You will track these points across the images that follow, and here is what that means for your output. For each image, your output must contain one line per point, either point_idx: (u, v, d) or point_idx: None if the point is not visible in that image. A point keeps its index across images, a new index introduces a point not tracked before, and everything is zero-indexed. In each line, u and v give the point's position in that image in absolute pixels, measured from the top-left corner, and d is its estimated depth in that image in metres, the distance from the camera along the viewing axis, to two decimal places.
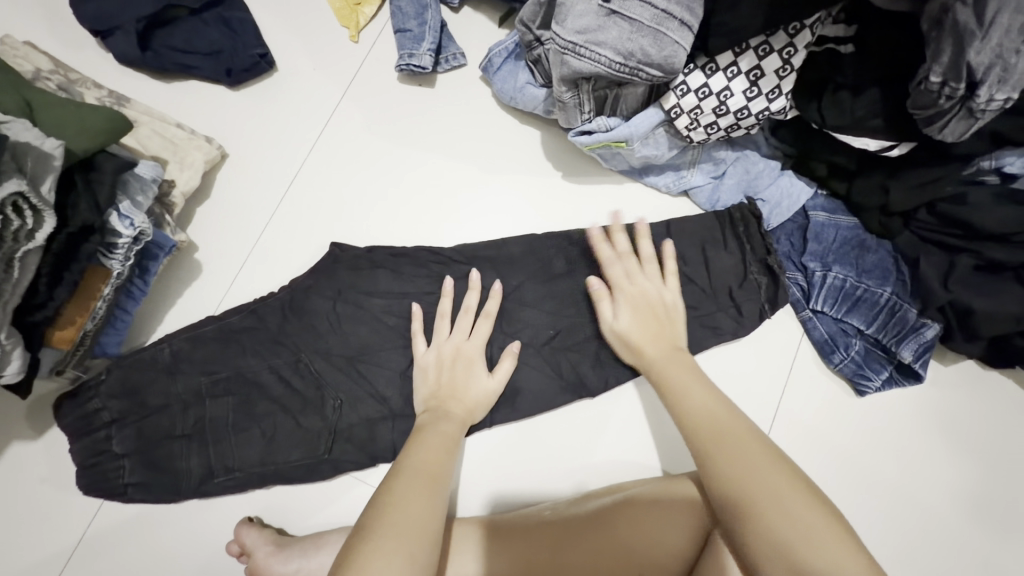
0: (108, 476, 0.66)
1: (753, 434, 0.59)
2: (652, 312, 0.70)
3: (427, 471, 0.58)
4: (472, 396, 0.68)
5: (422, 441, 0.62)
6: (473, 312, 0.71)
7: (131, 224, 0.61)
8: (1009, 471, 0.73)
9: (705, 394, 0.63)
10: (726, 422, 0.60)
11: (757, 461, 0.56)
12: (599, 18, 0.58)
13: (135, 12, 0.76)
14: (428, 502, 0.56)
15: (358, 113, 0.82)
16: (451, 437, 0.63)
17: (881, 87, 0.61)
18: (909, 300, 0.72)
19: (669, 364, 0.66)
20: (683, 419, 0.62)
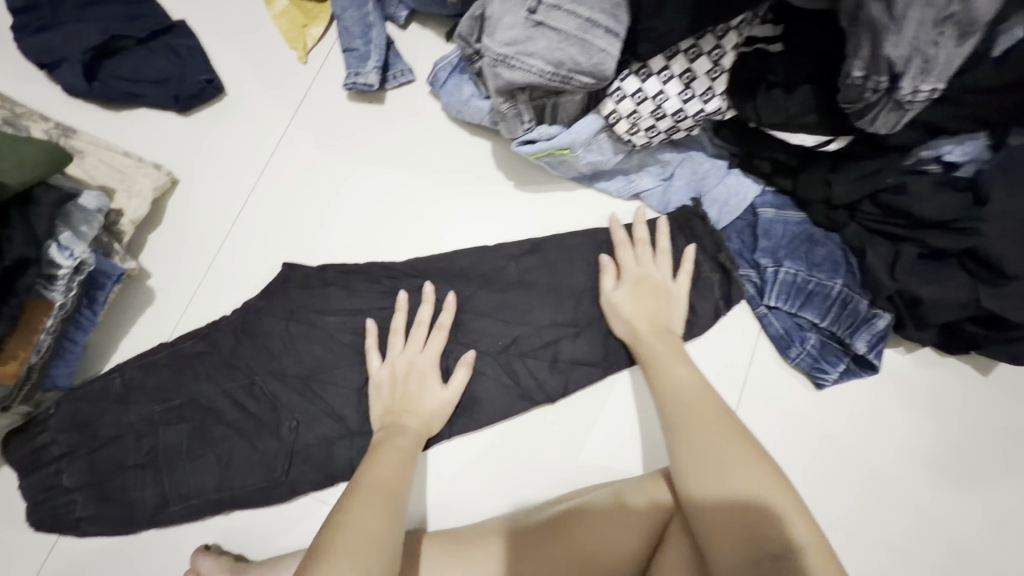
0: (59, 513, 0.66)
1: (729, 427, 0.59)
2: (651, 295, 0.72)
3: (384, 485, 0.58)
4: (427, 408, 0.68)
5: (381, 455, 0.62)
6: (425, 325, 0.71)
7: (71, 255, 0.61)
8: (987, 461, 0.73)
9: (688, 383, 0.64)
10: (701, 413, 0.60)
11: (727, 451, 0.57)
12: (527, 30, 0.58)
13: (79, 44, 0.77)
14: (386, 515, 0.55)
15: (308, 133, 0.82)
16: (407, 452, 0.63)
17: (812, 85, 0.62)
18: (860, 291, 0.73)
19: (659, 345, 0.68)
20: (663, 407, 0.63)
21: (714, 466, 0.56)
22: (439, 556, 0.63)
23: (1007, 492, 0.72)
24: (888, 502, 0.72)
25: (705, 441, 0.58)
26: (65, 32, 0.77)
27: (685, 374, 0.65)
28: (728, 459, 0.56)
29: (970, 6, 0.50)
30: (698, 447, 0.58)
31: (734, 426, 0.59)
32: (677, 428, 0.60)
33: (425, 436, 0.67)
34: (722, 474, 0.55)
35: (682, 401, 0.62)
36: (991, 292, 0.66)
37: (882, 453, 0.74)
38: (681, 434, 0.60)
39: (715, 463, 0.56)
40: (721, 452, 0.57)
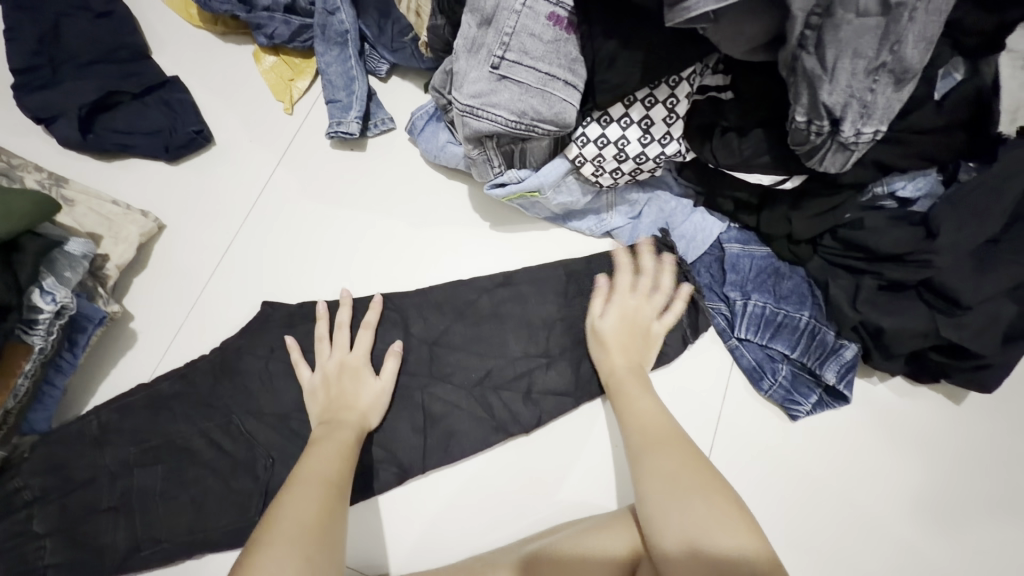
0: (26, 559, 0.64)
1: (697, 458, 0.61)
2: (632, 328, 0.74)
3: (325, 479, 0.60)
4: (363, 402, 0.70)
5: (319, 452, 0.63)
6: (348, 327, 0.75)
7: (52, 300, 0.63)
8: (967, 490, 0.73)
9: (655, 414, 0.66)
10: (670, 443, 0.62)
11: (684, 477, 0.58)
12: (491, 83, 0.62)
13: (77, 101, 0.82)
14: (321, 513, 0.56)
15: (292, 178, 0.86)
16: (349, 445, 0.65)
17: (763, 128, 0.66)
18: (827, 323, 0.75)
19: (629, 377, 0.71)
20: (632, 435, 0.65)
21: (670, 492, 0.57)
22: None
23: (990, 520, 0.72)
24: (869, 539, 0.72)
25: (664, 468, 0.59)
26: (64, 90, 0.82)
27: (651, 405, 0.68)
28: (684, 485, 0.57)
29: (900, 55, 0.54)
30: (663, 470, 0.59)
31: (689, 455, 0.61)
32: (644, 455, 0.62)
33: (361, 429, 0.68)
34: (678, 500, 0.56)
35: (646, 432, 0.65)
36: (949, 322, 0.67)
37: (857, 489, 0.74)
38: (648, 461, 0.61)
39: (681, 488, 0.57)
40: (683, 478, 0.58)
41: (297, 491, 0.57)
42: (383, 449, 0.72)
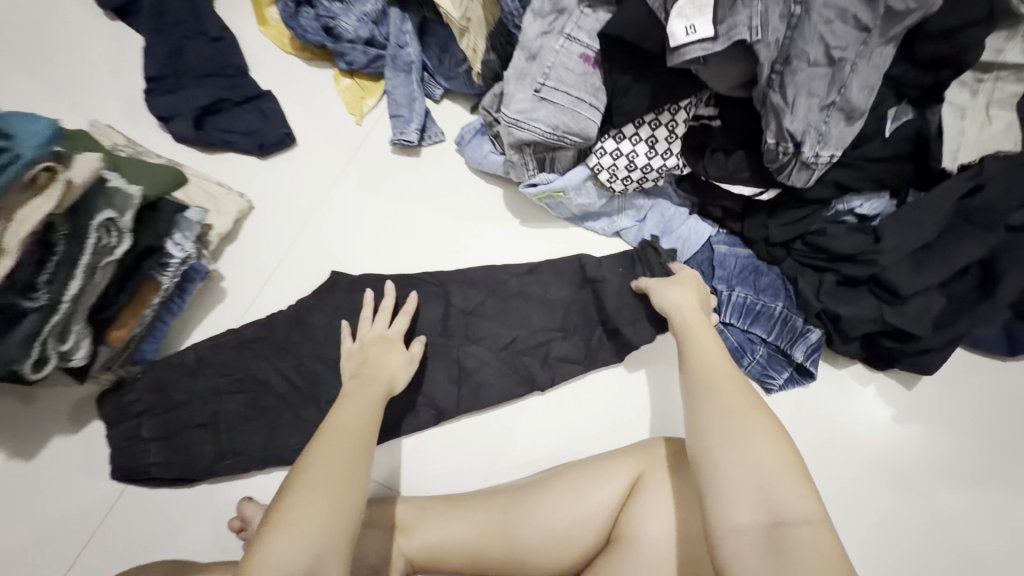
0: (135, 459, 0.80)
1: (757, 407, 0.66)
2: (703, 291, 0.85)
3: (351, 428, 0.69)
4: (391, 365, 0.82)
5: (348, 404, 0.73)
6: (389, 311, 0.86)
7: (182, 250, 0.79)
8: (914, 458, 0.89)
9: (715, 359, 0.72)
10: (730, 389, 0.67)
11: (755, 429, 0.63)
12: (533, 103, 0.81)
13: (194, 104, 1.01)
14: (347, 460, 0.65)
15: (360, 175, 1.04)
16: (375, 400, 0.75)
17: (745, 150, 0.84)
18: (796, 311, 0.91)
19: (694, 328, 0.77)
20: (692, 373, 0.71)
21: (739, 440, 0.62)
22: (445, 509, 0.76)
23: (932, 480, 0.88)
24: (843, 501, 0.87)
25: (730, 417, 0.64)
26: (184, 96, 1.02)
27: (716, 355, 0.73)
28: (754, 442, 0.62)
29: (846, 97, 0.72)
30: (715, 415, 0.65)
31: (753, 402, 0.66)
32: (698, 399, 0.68)
33: (389, 389, 0.79)
34: (746, 447, 0.61)
35: (711, 377, 0.70)
36: (893, 310, 0.84)
37: (834, 459, 0.89)
38: (705, 403, 0.67)
39: (741, 431, 0.62)
40: (741, 423, 0.63)
41: (327, 444, 0.66)
42: (425, 395, 0.88)
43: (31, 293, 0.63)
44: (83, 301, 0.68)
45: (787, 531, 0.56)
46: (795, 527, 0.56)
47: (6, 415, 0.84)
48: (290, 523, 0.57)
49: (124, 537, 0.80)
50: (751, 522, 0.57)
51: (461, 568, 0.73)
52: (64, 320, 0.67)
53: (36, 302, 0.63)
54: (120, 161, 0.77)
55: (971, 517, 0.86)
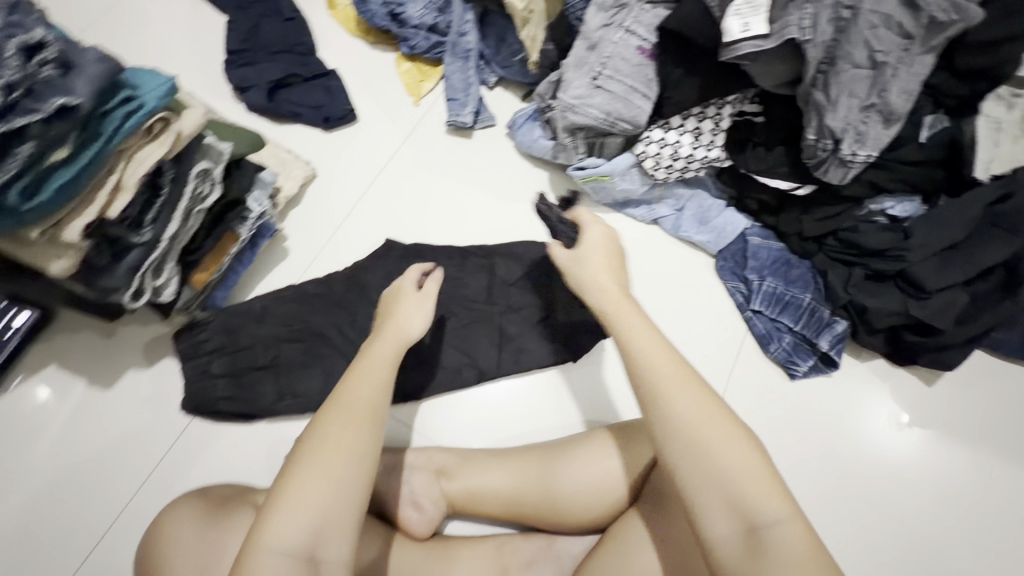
0: (205, 393, 0.87)
1: (717, 407, 0.57)
2: (613, 254, 0.75)
3: (363, 404, 0.64)
4: (402, 318, 0.76)
5: (362, 376, 0.67)
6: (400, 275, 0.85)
7: (260, 205, 0.87)
8: (929, 450, 0.93)
9: (656, 351, 0.61)
10: (681, 393, 0.57)
11: (715, 431, 0.56)
12: (589, 90, 0.87)
13: (268, 77, 1.09)
14: (345, 437, 0.60)
15: (415, 152, 1.11)
16: (386, 369, 0.69)
17: (785, 146, 0.89)
18: (824, 304, 0.95)
19: (626, 316, 0.65)
20: (632, 375, 0.60)
21: (705, 451, 0.55)
22: (486, 459, 0.82)
23: (945, 472, 0.92)
24: (859, 486, 0.91)
25: (690, 419, 0.56)
26: (259, 69, 1.10)
27: (652, 346, 0.61)
28: (722, 446, 0.55)
29: (885, 100, 0.77)
30: (673, 426, 0.56)
31: (710, 401, 0.57)
32: (649, 407, 0.58)
33: (404, 342, 0.74)
34: (711, 454, 0.54)
35: (659, 368, 0.59)
36: (917, 304, 0.88)
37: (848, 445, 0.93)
38: (658, 414, 0.57)
39: (704, 442, 0.55)
40: (700, 432, 0.55)
41: (333, 422, 0.61)
42: (466, 356, 0.94)
43: (137, 230, 0.70)
44: (176, 243, 0.76)
45: (762, 535, 0.52)
46: (769, 530, 0.52)
47: (88, 348, 0.92)
48: (288, 511, 0.55)
49: (185, 465, 0.86)
50: (730, 532, 0.53)
51: (496, 510, 0.80)
52: (160, 256, 0.74)
53: (142, 238, 0.70)
54: (210, 120, 0.84)
55: (978, 506, 0.90)
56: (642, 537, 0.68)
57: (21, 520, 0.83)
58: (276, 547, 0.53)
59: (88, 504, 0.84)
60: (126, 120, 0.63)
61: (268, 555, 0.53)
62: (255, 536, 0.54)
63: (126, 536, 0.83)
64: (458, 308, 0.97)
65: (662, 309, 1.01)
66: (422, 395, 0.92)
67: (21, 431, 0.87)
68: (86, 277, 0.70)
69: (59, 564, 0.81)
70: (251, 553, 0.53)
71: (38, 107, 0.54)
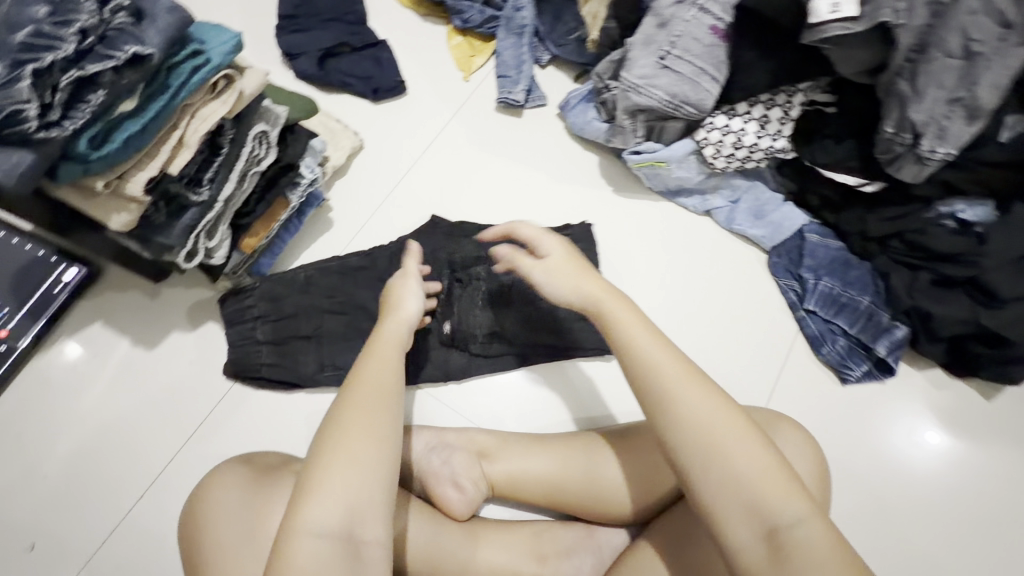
0: (249, 359, 0.87)
1: (727, 408, 0.58)
2: (573, 256, 0.72)
3: (381, 390, 0.63)
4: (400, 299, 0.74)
5: (374, 362, 0.66)
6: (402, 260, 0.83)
7: (311, 172, 0.85)
8: (984, 466, 0.89)
9: (660, 351, 0.61)
10: (690, 394, 0.58)
11: (727, 433, 0.56)
12: (655, 70, 0.84)
13: (319, 45, 1.07)
14: (365, 421, 0.60)
15: (464, 129, 1.08)
16: (394, 356, 0.68)
17: (855, 139, 0.85)
18: (883, 307, 0.91)
19: (621, 316, 0.65)
20: (637, 377, 0.61)
21: (719, 455, 0.55)
22: (525, 446, 0.81)
23: (1000, 490, 0.88)
24: (908, 496, 0.88)
25: (698, 423, 0.57)
26: (310, 37, 1.08)
27: (656, 348, 0.62)
28: (734, 450, 0.55)
29: (974, 95, 0.71)
30: (682, 429, 0.57)
31: (719, 402, 0.58)
32: (656, 411, 0.59)
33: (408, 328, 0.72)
34: (723, 458, 0.55)
35: (662, 374, 0.60)
36: (988, 313, 0.83)
37: (898, 455, 0.90)
38: (668, 417, 0.58)
39: (715, 445, 0.56)
40: (712, 437, 0.56)
41: (350, 410, 0.60)
42: (507, 338, 0.92)
43: (195, 188, 0.69)
44: (230, 206, 0.76)
45: (782, 536, 0.52)
46: (788, 530, 0.52)
47: (133, 308, 0.92)
48: (324, 495, 0.54)
49: (226, 429, 0.87)
50: (750, 535, 0.53)
51: (538, 496, 0.78)
52: (214, 219, 0.73)
53: (199, 198, 0.69)
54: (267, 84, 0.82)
55: None
56: (691, 530, 0.68)
57: (64, 474, 0.83)
58: (313, 529, 0.53)
59: (129, 463, 0.84)
60: (193, 75, 0.61)
61: (305, 535, 0.53)
62: (287, 521, 0.54)
63: (167, 496, 0.83)
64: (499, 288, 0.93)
65: (711, 303, 0.97)
66: (463, 375, 0.91)
67: (68, 387, 0.87)
68: (142, 233, 0.69)
69: (100, 520, 0.82)
70: (290, 533, 0.53)
71: (111, 55, 0.53)
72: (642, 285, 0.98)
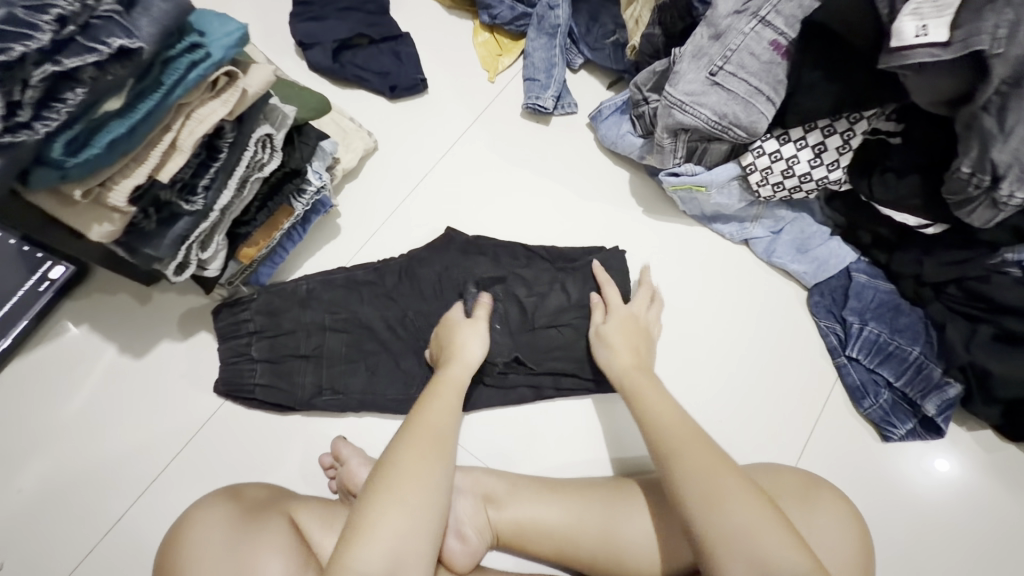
0: (242, 378, 0.80)
1: (727, 465, 0.60)
2: (635, 331, 0.80)
3: (437, 433, 0.64)
4: (461, 338, 0.77)
5: (435, 404, 0.68)
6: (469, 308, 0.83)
7: (319, 179, 0.78)
8: None
9: (670, 411, 0.68)
10: (695, 447, 0.62)
11: (733, 490, 0.57)
12: (704, 87, 0.76)
13: (334, 35, 0.98)
14: (421, 462, 0.60)
15: (486, 135, 1.00)
16: (455, 399, 0.70)
17: (921, 175, 0.76)
18: (935, 361, 0.83)
19: (640, 383, 0.73)
20: (651, 433, 0.66)
21: (727, 506, 0.56)
22: (539, 491, 0.74)
23: None
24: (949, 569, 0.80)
25: (709, 478, 0.58)
26: (325, 24, 0.99)
27: (670, 411, 0.68)
28: (734, 497, 0.57)
29: None
30: (692, 478, 0.59)
31: (722, 462, 0.60)
32: (669, 462, 0.62)
33: (467, 371, 0.74)
34: (728, 507, 0.56)
35: (673, 429, 0.65)
36: None
37: (939, 523, 0.82)
38: (677, 468, 0.61)
39: (724, 496, 0.57)
40: (720, 490, 0.57)
41: (409, 448, 0.62)
42: (528, 368, 0.84)
43: (190, 196, 0.62)
44: (228, 214, 0.69)
45: None
46: None
47: (123, 313, 0.85)
48: (374, 535, 0.55)
49: (214, 451, 0.81)
50: None
51: (547, 549, 0.72)
52: (209, 228, 0.67)
53: (193, 207, 0.63)
54: (276, 81, 0.75)
55: None
56: None
57: (40, 489, 0.78)
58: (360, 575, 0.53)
59: (110, 482, 0.79)
60: (190, 71, 0.54)
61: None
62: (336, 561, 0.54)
63: (149, 520, 0.78)
64: (518, 312, 0.84)
65: (744, 342, 0.90)
66: (470, 407, 0.84)
67: (48, 394, 0.81)
68: (127, 243, 0.62)
69: (76, 543, 0.76)
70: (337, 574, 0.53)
71: (94, 48, 0.46)
72: (669, 317, 0.90)
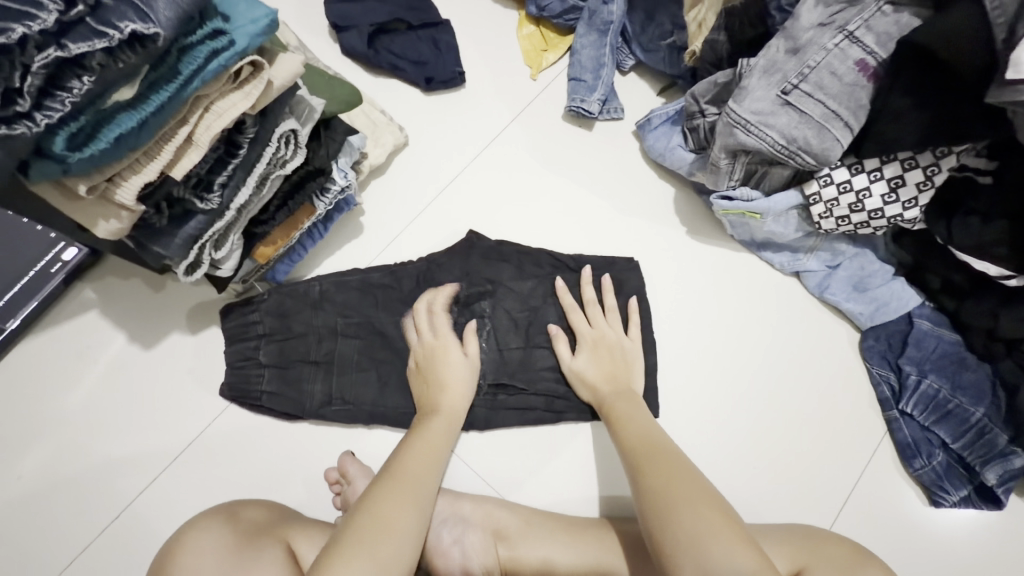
0: (251, 382, 0.77)
1: (687, 472, 0.62)
2: (607, 352, 0.77)
3: (414, 472, 0.64)
4: (446, 367, 0.74)
5: (415, 447, 0.67)
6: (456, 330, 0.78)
7: (344, 177, 0.73)
8: None
9: (645, 426, 0.69)
10: (661, 457, 0.64)
11: (684, 494, 0.58)
12: (774, 106, 0.69)
13: (370, 18, 0.92)
14: (394, 505, 0.60)
15: (522, 135, 0.94)
16: (438, 444, 0.69)
17: (1010, 221, 0.67)
18: (1001, 426, 0.75)
19: (619, 399, 0.73)
20: (623, 445, 0.68)
21: (677, 505, 0.57)
22: (552, 530, 0.70)
23: None
24: None
25: (668, 485, 0.60)
26: (362, 7, 0.93)
27: (645, 427, 0.69)
28: (678, 503, 0.57)
29: None
30: (655, 483, 0.61)
31: (678, 467, 0.62)
32: (637, 474, 0.63)
33: (442, 401, 0.73)
34: (674, 510, 0.57)
35: (640, 455, 0.65)
36: None
37: None
38: (640, 476, 0.63)
39: (671, 500, 0.58)
40: (670, 493, 0.58)
41: (383, 492, 0.61)
42: (517, 388, 0.78)
43: (204, 194, 0.57)
44: (245, 211, 0.64)
45: None
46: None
47: (134, 301, 0.82)
48: None
49: (217, 453, 0.77)
50: None
51: None
52: (223, 227, 0.63)
53: (207, 206, 0.58)
54: (309, 69, 0.70)
55: None
56: None
57: (40, 478, 0.75)
58: None
59: (110, 477, 0.76)
60: (210, 61, 0.48)
61: None
62: None
63: (146, 520, 0.75)
64: (508, 325, 0.80)
65: (784, 383, 0.83)
66: (485, 427, 0.78)
67: (56, 379, 0.79)
68: (137, 239, 0.59)
69: (73, 538, 0.74)
70: None
71: (103, 31, 0.41)
72: (705, 348, 0.84)
